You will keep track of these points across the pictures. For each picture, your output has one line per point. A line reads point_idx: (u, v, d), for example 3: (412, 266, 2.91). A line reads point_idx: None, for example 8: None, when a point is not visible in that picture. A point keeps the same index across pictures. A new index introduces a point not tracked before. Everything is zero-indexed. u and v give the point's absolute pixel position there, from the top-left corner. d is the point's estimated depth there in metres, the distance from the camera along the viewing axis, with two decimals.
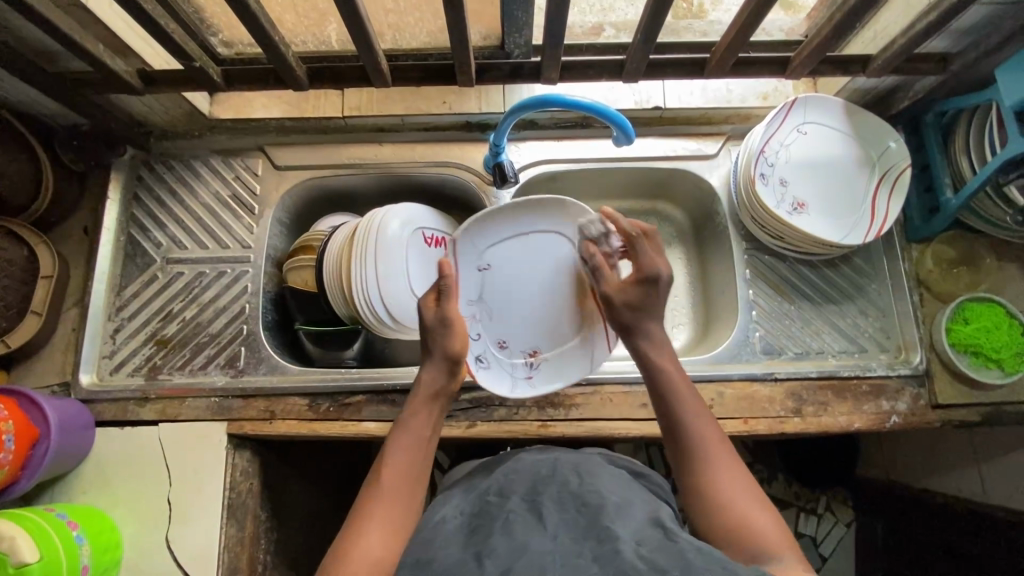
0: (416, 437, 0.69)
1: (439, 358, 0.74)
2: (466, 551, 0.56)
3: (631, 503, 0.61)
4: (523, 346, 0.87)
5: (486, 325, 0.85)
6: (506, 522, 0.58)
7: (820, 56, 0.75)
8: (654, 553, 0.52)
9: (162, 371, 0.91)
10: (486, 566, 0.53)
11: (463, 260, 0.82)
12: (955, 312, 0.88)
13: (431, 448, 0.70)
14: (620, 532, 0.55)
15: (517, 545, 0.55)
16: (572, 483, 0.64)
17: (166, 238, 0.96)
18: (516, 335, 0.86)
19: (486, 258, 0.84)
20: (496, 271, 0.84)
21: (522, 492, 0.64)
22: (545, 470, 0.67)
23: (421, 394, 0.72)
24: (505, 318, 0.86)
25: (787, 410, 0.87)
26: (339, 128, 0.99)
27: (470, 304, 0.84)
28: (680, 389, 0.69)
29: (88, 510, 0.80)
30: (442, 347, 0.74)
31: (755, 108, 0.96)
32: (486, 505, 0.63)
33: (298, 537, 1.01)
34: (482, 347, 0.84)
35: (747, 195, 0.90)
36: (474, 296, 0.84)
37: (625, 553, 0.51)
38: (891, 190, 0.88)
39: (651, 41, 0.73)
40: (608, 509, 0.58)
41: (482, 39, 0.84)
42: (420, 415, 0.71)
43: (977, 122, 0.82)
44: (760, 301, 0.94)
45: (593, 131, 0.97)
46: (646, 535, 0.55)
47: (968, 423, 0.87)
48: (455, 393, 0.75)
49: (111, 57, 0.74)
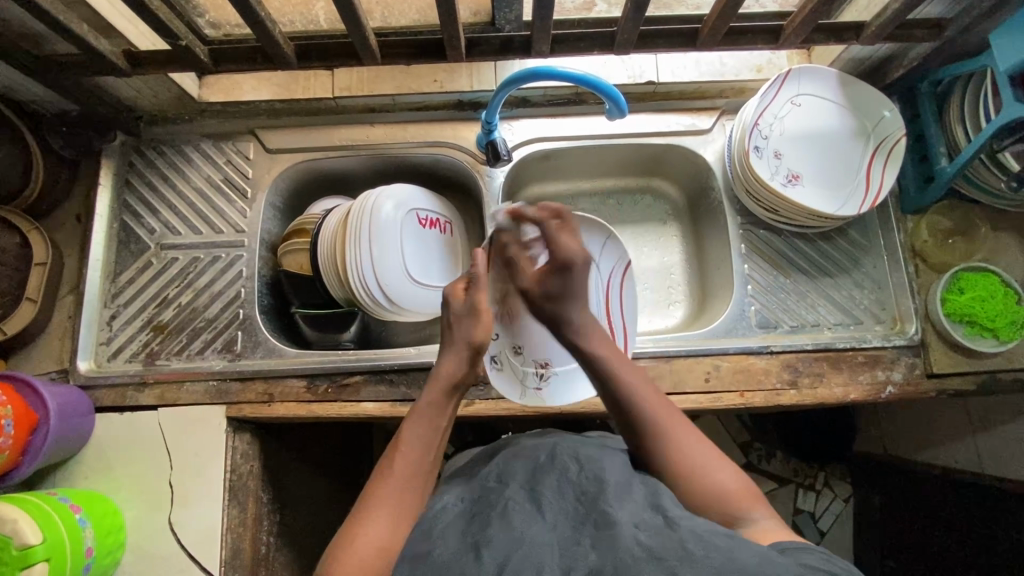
0: (430, 425, 0.69)
1: (461, 347, 0.74)
2: (465, 540, 0.55)
3: (632, 485, 0.60)
4: (535, 356, 0.89)
5: (505, 328, 0.88)
6: (503, 511, 0.58)
7: (813, 24, 0.74)
8: (651, 538, 0.51)
9: (159, 356, 0.91)
10: (484, 561, 0.52)
11: (489, 262, 0.85)
12: (950, 282, 0.88)
13: (445, 435, 0.71)
14: (619, 515, 0.54)
15: (515, 536, 0.54)
16: (572, 470, 0.63)
17: (159, 223, 0.96)
18: (533, 343, 0.89)
19: (511, 264, 0.86)
20: (519, 280, 0.86)
21: (521, 480, 0.63)
22: (544, 457, 0.66)
23: (438, 381, 0.72)
24: (525, 326, 0.88)
25: (783, 383, 0.87)
26: (330, 110, 0.98)
27: (492, 303, 0.86)
28: (619, 368, 0.70)
29: (91, 494, 0.81)
30: (464, 336, 0.74)
31: (749, 81, 0.95)
32: (486, 492, 0.63)
33: (300, 518, 1.02)
34: (497, 348, 0.88)
35: (742, 169, 0.89)
36: (497, 296, 0.87)
37: (623, 540, 0.51)
38: (886, 160, 0.88)
39: (642, 11, 0.71)
40: (608, 492, 0.58)
41: (472, 15, 0.87)
42: (434, 402, 0.71)
43: (972, 89, 0.82)
44: (756, 276, 0.94)
45: (586, 107, 0.97)
46: (645, 517, 0.54)
47: (963, 392, 0.87)
48: (472, 382, 0.75)
49: (97, 38, 0.73)
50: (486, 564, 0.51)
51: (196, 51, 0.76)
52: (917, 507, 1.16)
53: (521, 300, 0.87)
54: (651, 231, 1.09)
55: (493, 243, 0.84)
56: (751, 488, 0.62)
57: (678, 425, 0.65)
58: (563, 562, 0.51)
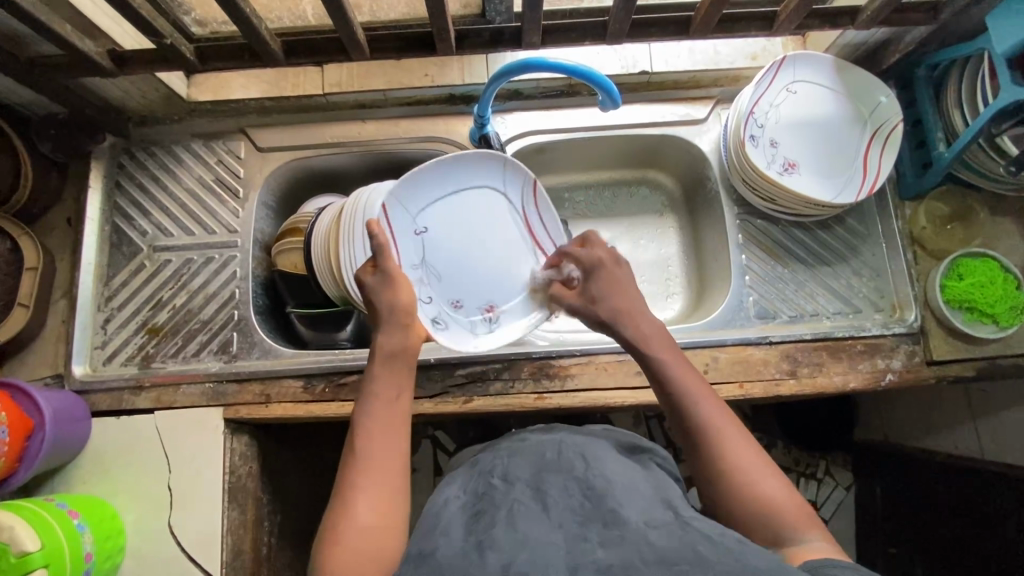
0: (385, 400, 0.66)
1: (387, 315, 0.70)
2: (468, 539, 0.55)
3: (637, 484, 0.61)
4: (477, 303, 0.84)
5: (435, 287, 0.82)
6: (509, 511, 0.58)
7: (808, 8, 0.74)
8: (661, 538, 0.52)
9: (155, 359, 0.90)
10: (488, 560, 0.51)
11: (398, 229, 0.79)
12: (949, 268, 0.87)
13: (404, 404, 0.67)
14: (628, 516, 0.55)
15: (519, 536, 0.54)
16: (578, 468, 0.63)
17: (151, 225, 0.95)
18: (470, 292, 0.84)
19: (420, 221, 0.81)
20: (433, 233, 0.82)
21: (528, 477, 0.63)
22: (550, 453, 0.66)
23: (379, 357, 0.69)
24: (456, 275, 0.83)
25: (783, 372, 0.87)
26: (321, 106, 0.97)
27: (414, 270, 0.80)
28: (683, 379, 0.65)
29: (89, 499, 0.81)
30: (386, 304, 0.70)
31: (744, 69, 0.94)
32: (490, 488, 0.63)
33: (302, 517, 1.02)
34: (435, 310, 0.81)
35: (737, 158, 0.88)
36: (416, 261, 0.81)
37: (632, 541, 0.52)
38: (884, 145, 0.87)
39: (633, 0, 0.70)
40: (615, 494, 0.58)
41: (462, 8, 0.87)
42: (384, 378, 0.67)
43: (969, 76, 0.81)
44: (753, 267, 0.93)
45: (578, 100, 0.96)
46: (654, 516, 0.55)
47: (963, 378, 0.87)
48: (417, 348, 0.71)
49: (79, 37, 0.71)
50: (492, 562, 0.51)
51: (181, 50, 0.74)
52: (919, 494, 1.16)
53: (446, 257, 0.83)
54: (647, 223, 1.08)
55: (393, 210, 0.78)
56: (802, 503, 0.59)
57: (738, 436, 0.62)
58: (570, 559, 0.51)
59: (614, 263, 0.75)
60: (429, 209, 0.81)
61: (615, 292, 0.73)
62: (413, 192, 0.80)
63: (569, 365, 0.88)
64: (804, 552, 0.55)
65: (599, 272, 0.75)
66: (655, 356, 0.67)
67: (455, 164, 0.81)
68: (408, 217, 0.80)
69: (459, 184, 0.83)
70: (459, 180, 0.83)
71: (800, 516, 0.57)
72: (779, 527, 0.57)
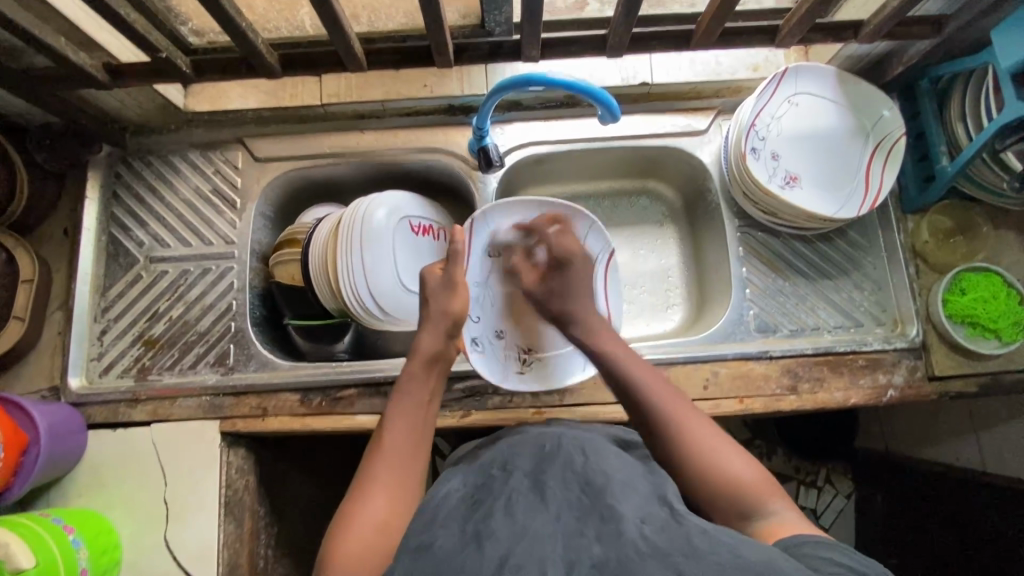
0: (413, 403, 0.69)
1: (435, 321, 0.75)
2: (464, 533, 0.54)
3: (636, 476, 0.59)
4: (518, 343, 0.87)
5: (486, 310, 0.87)
6: (507, 502, 0.56)
7: (810, 23, 0.73)
8: (656, 535, 0.50)
9: (151, 372, 0.90)
10: (484, 554, 0.50)
11: (475, 244, 0.86)
12: (952, 282, 0.87)
13: (432, 412, 0.71)
14: (625, 511, 0.53)
15: (517, 529, 0.52)
16: (577, 460, 0.61)
17: (148, 236, 0.94)
18: (516, 329, 0.87)
19: (495, 247, 0.87)
20: (503, 261, 0.88)
21: (526, 469, 0.62)
22: (549, 445, 0.64)
23: (417, 360, 0.73)
24: (510, 310, 0.88)
25: (783, 388, 0.86)
26: (320, 117, 0.97)
27: (475, 285, 0.87)
28: (633, 371, 0.69)
29: (84, 513, 0.80)
30: (439, 309, 0.76)
31: (746, 80, 0.94)
32: (489, 479, 0.62)
33: (299, 527, 1.02)
34: (478, 330, 0.86)
35: (738, 171, 0.88)
36: (480, 278, 0.87)
37: (628, 535, 0.50)
38: (886, 159, 0.86)
39: (634, 14, 0.70)
40: (614, 488, 0.56)
41: (460, 18, 0.86)
42: (416, 382, 0.71)
43: (974, 85, 0.80)
44: (754, 279, 0.92)
45: (578, 111, 0.95)
46: (651, 512, 0.53)
47: (964, 394, 0.86)
48: (452, 360, 0.76)
49: (76, 51, 0.71)
50: (489, 554, 0.50)
51: (177, 63, 0.74)
52: (920, 505, 1.16)
53: (506, 285, 0.87)
54: (648, 234, 1.07)
55: (476, 226, 0.86)
56: (767, 476, 0.61)
57: (694, 417, 0.65)
58: (568, 553, 0.49)
59: (584, 261, 0.82)
60: (507, 240, 0.87)
61: (584, 289, 0.80)
62: (498, 218, 0.87)
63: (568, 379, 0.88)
64: (772, 525, 0.57)
65: (566, 268, 0.81)
66: (609, 358, 0.72)
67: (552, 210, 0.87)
68: (485, 241, 0.87)
69: (540, 231, 0.88)
70: (542, 223, 0.88)
71: (764, 487, 0.59)
72: (741, 499, 0.59)
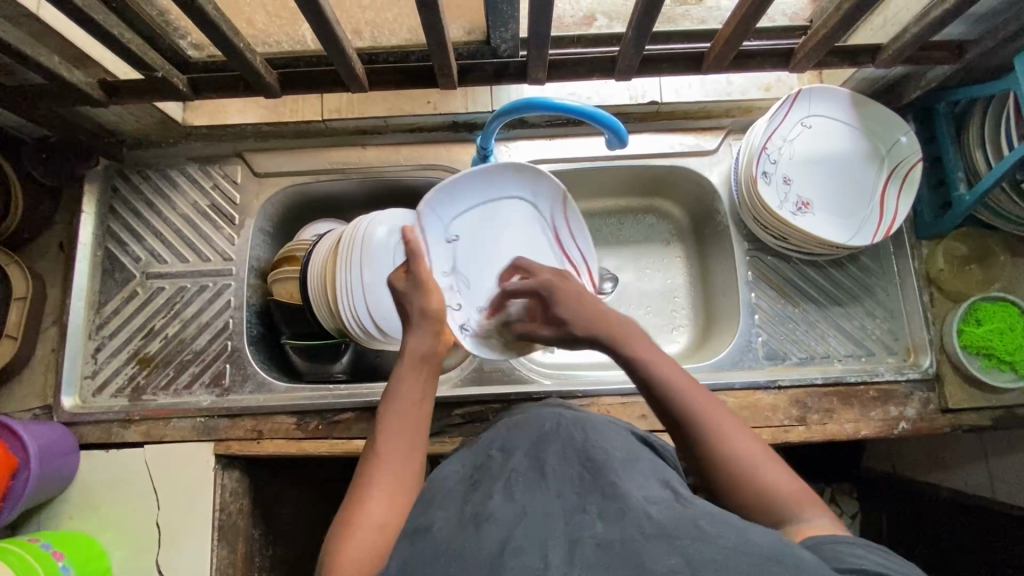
0: (410, 401, 0.62)
1: (417, 323, 0.69)
2: (464, 514, 0.51)
3: (638, 459, 0.56)
4: (510, 312, 0.84)
5: (465, 296, 0.81)
6: (507, 484, 0.53)
7: (827, 47, 0.71)
8: (661, 513, 0.46)
9: (145, 391, 0.88)
10: (484, 534, 0.47)
11: (429, 235, 0.80)
12: (967, 313, 0.84)
13: (427, 409, 0.64)
14: (628, 488, 0.50)
15: (516, 508, 0.49)
16: (577, 437, 0.58)
17: (145, 251, 0.92)
18: (500, 299, 0.83)
19: (451, 230, 0.82)
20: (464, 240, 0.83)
21: (525, 448, 0.59)
22: (549, 425, 0.62)
23: (408, 359, 0.66)
24: (485, 284, 0.83)
25: (792, 419, 0.84)
26: (320, 132, 0.95)
27: (444, 277, 0.80)
28: (661, 367, 0.59)
29: (75, 537, 0.79)
30: (417, 308, 0.70)
31: (758, 100, 0.91)
32: (488, 462, 0.59)
33: (293, 548, 1.00)
34: (465, 316, 0.80)
35: (749, 195, 0.85)
36: (447, 268, 0.80)
37: (630, 511, 0.47)
38: (901, 186, 0.84)
39: (645, 38, 0.68)
40: (615, 466, 0.53)
41: (465, 34, 0.78)
42: (409, 380, 0.64)
43: (992, 114, 0.78)
44: (763, 305, 0.90)
45: (584, 129, 0.93)
46: (654, 492, 0.50)
47: (979, 428, 0.84)
48: (443, 356, 0.68)
49: (70, 69, 0.69)
50: (489, 537, 0.46)
51: (175, 82, 0.73)
52: None
53: (475, 262, 0.83)
54: (654, 253, 1.04)
55: (426, 218, 0.79)
56: (803, 486, 0.53)
57: (726, 419, 0.56)
58: (569, 532, 0.46)
59: (561, 278, 0.72)
60: (461, 216, 0.82)
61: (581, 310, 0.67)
62: (445, 199, 0.80)
63: (570, 407, 0.86)
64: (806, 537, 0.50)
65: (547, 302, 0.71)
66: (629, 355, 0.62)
67: (491, 176, 0.82)
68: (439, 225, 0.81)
69: (484, 198, 0.84)
70: (491, 190, 0.84)
71: (798, 500, 0.52)
72: (777, 514, 0.52)
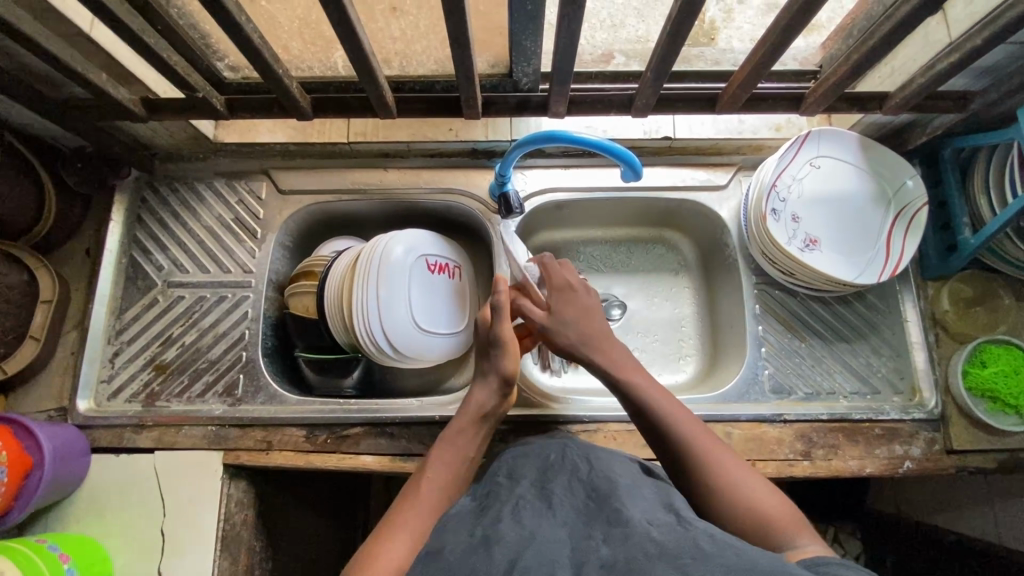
0: (458, 456, 0.68)
1: (492, 379, 0.74)
2: (475, 537, 0.51)
3: (642, 488, 0.57)
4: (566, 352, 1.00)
5: None
6: (514, 508, 0.54)
7: (836, 94, 0.74)
8: (664, 535, 0.47)
9: (159, 398, 0.90)
10: (495, 557, 0.47)
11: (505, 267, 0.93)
12: (972, 354, 0.85)
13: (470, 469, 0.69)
14: (631, 514, 0.51)
15: (526, 533, 0.50)
16: (581, 470, 0.59)
17: (168, 261, 0.95)
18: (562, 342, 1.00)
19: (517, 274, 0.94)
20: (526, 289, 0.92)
21: (532, 477, 0.59)
22: (553, 455, 0.62)
23: (467, 415, 0.72)
24: None
25: (796, 453, 0.84)
26: (345, 153, 0.99)
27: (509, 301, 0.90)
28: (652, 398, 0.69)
29: (81, 540, 0.79)
30: (495, 366, 0.74)
31: (767, 139, 0.95)
32: (495, 488, 0.59)
33: (295, 562, 1.00)
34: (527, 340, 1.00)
35: (758, 230, 0.87)
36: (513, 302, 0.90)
37: (636, 536, 0.47)
38: (907, 228, 0.86)
39: (662, 78, 0.72)
40: (620, 492, 0.54)
41: (489, 67, 0.82)
42: (466, 435, 0.70)
43: (997, 162, 0.80)
44: (770, 338, 0.91)
45: (599, 160, 0.96)
46: (657, 515, 0.51)
47: (984, 470, 0.84)
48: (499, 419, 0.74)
49: (114, 86, 0.73)
50: (498, 558, 0.47)
51: (212, 102, 0.77)
52: None
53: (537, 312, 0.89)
54: (662, 282, 1.06)
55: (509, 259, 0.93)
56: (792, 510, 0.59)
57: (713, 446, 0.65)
58: (575, 557, 0.47)
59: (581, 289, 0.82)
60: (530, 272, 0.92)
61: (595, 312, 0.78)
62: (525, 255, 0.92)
63: (576, 431, 0.87)
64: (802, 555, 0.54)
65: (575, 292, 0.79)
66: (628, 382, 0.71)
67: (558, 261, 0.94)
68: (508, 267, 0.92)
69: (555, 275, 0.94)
70: None
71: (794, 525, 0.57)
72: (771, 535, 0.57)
